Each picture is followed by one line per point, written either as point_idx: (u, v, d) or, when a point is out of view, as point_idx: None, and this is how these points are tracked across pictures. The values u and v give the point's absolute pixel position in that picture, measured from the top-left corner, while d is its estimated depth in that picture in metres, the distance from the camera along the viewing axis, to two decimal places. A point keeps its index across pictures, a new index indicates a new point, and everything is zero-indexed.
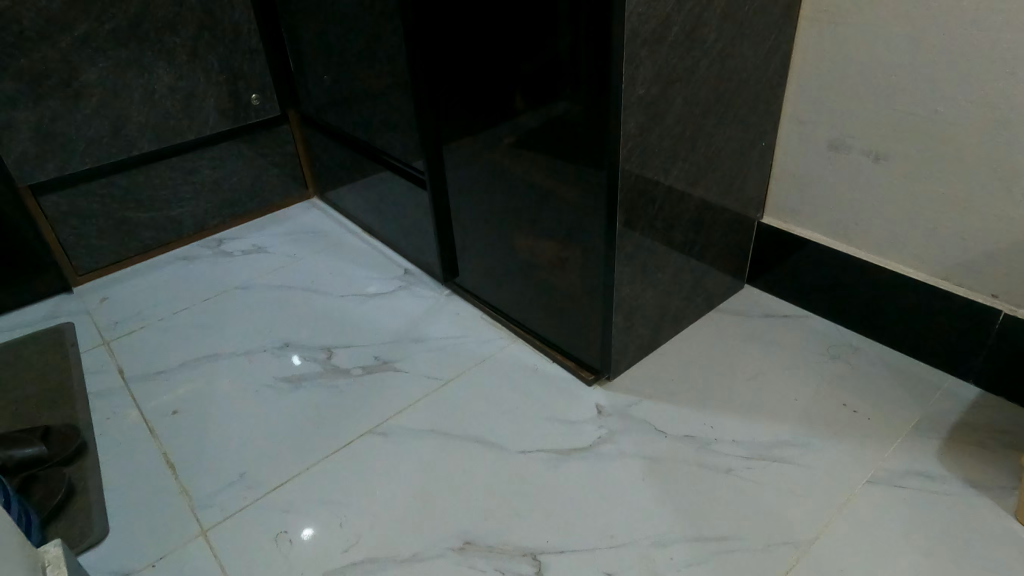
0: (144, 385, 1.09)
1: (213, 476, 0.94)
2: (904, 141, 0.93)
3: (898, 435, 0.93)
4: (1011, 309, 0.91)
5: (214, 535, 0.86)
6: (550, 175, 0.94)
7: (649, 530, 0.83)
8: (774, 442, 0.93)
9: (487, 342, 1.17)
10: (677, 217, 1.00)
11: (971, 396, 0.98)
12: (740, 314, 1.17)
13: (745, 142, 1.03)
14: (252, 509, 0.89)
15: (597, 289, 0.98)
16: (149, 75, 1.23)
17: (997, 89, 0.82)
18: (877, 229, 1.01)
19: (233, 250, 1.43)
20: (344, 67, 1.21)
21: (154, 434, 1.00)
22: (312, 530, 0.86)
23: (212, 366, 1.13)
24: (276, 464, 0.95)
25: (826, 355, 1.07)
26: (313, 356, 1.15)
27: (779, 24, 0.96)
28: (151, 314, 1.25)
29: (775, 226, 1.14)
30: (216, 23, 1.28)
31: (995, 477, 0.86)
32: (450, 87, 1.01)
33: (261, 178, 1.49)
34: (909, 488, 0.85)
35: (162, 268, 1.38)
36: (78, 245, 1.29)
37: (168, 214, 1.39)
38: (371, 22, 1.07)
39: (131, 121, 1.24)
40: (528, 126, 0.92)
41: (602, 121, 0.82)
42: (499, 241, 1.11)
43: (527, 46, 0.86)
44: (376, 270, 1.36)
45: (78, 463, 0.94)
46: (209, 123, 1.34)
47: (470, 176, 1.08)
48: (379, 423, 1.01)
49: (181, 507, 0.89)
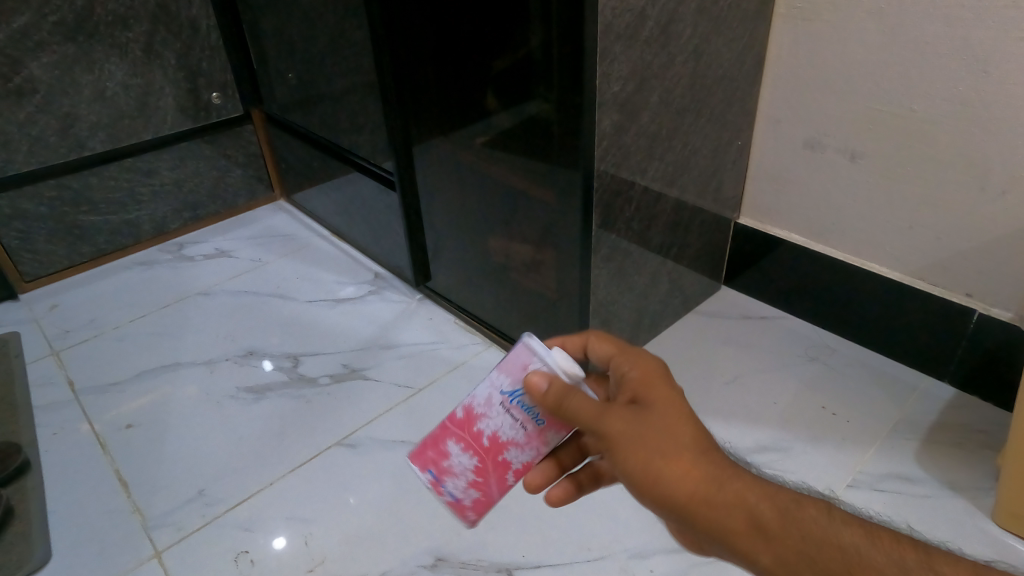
0: (100, 398, 1.03)
1: (168, 493, 0.88)
2: (877, 136, 0.89)
3: (880, 436, 0.89)
4: (986, 309, 0.87)
5: (170, 556, 0.80)
6: (524, 176, 0.88)
7: (630, 541, 0.78)
8: (756, 448, 0.88)
9: (462, 348, 1.11)
10: (654, 217, 0.95)
11: (951, 397, 0.94)
12: (715, 316, 1.13)
13: (721, 139, 0.99)
14: (211, 527, 0.83)
15: (571, 292, 0.92)
16: (99, 70, 1.19)
17: (976, 76, 0.77)
18: (855, 228, 0.97)
19: (193, 255, 1.39)
20: (305, 64, 1.16)
21: (105, 451, 0.94)
22: (275, 548, 0.80)
23: (172, 377, 1.07)
24: (238, 481, 0.89)
25: (803, 358, 1.03)
26: (279, 364, 1.09)
27: (755, 16, 0.91)
28: (105, 322, 1.20)
29: (752, 226, 1.10)
30: (172, 18, 1.23)
31: (975, 478, 0.82)
32: (417, 85, 0.95)
33: (224, 180, 1.45)
34: (892, 495, 0.81)
35: (120, 273, 1.34)
36: (24, 250, 1.24)
37: (125, 217, 1.34)
38: (332, 17, 1.02)
39: (81, 120, 1.20)
40: (500, 126, 0.86)
41: (576, 122, 0.77)
42: (468, 242, 1.06)
43: (494, 43, 0.80)
44: (345, 274, 1.31)
45: (18, 484, 0.90)
46: (167, 122, 1.31)
47: (440, 175, 1.02)
48: (347, 434, 0.95)
49: (134, 527, 0.84)
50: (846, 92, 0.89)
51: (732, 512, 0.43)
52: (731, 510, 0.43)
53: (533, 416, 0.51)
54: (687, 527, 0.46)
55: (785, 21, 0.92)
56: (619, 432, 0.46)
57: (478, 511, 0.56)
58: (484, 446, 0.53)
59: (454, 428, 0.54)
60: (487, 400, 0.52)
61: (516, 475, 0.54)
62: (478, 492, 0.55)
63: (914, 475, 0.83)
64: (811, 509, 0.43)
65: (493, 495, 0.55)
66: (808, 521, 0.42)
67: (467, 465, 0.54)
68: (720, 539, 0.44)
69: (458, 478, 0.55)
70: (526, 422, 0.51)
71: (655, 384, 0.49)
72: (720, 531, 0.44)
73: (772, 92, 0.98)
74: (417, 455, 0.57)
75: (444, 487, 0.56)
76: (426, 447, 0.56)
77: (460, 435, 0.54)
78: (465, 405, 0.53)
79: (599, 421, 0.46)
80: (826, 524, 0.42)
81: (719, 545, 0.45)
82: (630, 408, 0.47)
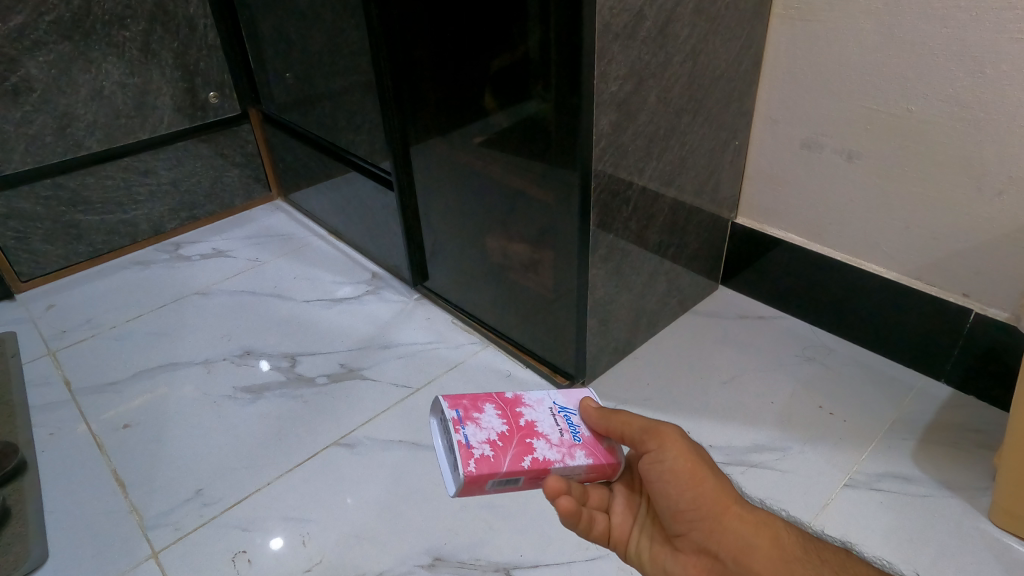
0: (96, 398, 1.03)
1: (166, 493, 0.88)
2: (874, 136, 0.89)
3: (876, 435, 0.89)
4: (983, 309, 0.88)
5: (167, 556, 0.80)
6: (521, 176, 0.88)
7: None
8: (754, 448, 0.88)
9: (460, 348, 1.11)
10: (652, 217, 0.95)
11: (948, 397, 0.94)
12: (712, 316, 1.13)
13: (719, 139, 0.99)
14: (208, 527, 0.83)
15: (569, 292, 0.92)
16: (96, 69, 1.18)
17: (973, 76, 0.78)
18: (852, 228, 0.97)
19: (190, 254, 1.38)
20: (303, 63, 1.16)
21: (102, 451, 0.94)
22: (272, 549, 0.80)
23: (169, 377, 1.07)
24: (235, 481, 0.89)
25: (800, 357, 1.03)
26: (276, 364, 1.09)
27: (752, 16, 0.91)
28: (102, 322, 1.20)
29: (750, 226, 1.10)
30: (169, 18, 1.23)
31: (971, 478, 0.82)
32: (415, 84, 0.95)
33: (221, 179, 1.45)
34: (889, 495, 0.81)
35: (117, 272, 1.33)
36: (20, 250, 1.23)
37: (122, 217, 1.34)
38: (330, 16, 1.02)
39: (78, 119, 1.20)
40: (498, 126, 0.86)
41: (573, 122, 0.77)
42: (466, 242, 1.06)
43: (491, 43, 0.80)
44: (343, 274, 1.31)
45: (14, 484, 0.89)
46: (164, 122, 1.30)
47: (438, 175, 1.02)
48: (345, 434, 0.95)
49: (132, 527, 0.83)
50: (844, 92, 0.90)
51: (758, 529, 0.53)
52: (758, 526, 0.53)
53: (573, 428, 0.60)
54: (712, 543, 0.54)
55: (782, 21, 0.93)
56: (678, 440, 0.56)
57: (475, 471, 0.54)
58: (519, 424, 0.59)
59: (501, 398, 0.60)
60: (539, 400, 0.62)
61: (531, 464, 0.56)
62: (491, 450, 0.55)
63: (911, 475, 0.83)
64: (821, 544, 0.54)
65: (500, 466, 0.55)
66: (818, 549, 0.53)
67: (496, 428, 0.57)
68: (743, 553, 0.52)
69: (480, 430, 0.57)
70: (565, 430, 0.60)
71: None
72: (745, 544, 0.53)
73: (769, 92, 0.99)
74: (449, 395, 0.59)
75: (460, 429, 0.56)
76: (464, 394, 0.60)
77: (502, 406, 0.60)
78: (518, 391, 0.62)
79: (661, 428, 0.56)
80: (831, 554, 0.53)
81: (737, 565, 0.53)
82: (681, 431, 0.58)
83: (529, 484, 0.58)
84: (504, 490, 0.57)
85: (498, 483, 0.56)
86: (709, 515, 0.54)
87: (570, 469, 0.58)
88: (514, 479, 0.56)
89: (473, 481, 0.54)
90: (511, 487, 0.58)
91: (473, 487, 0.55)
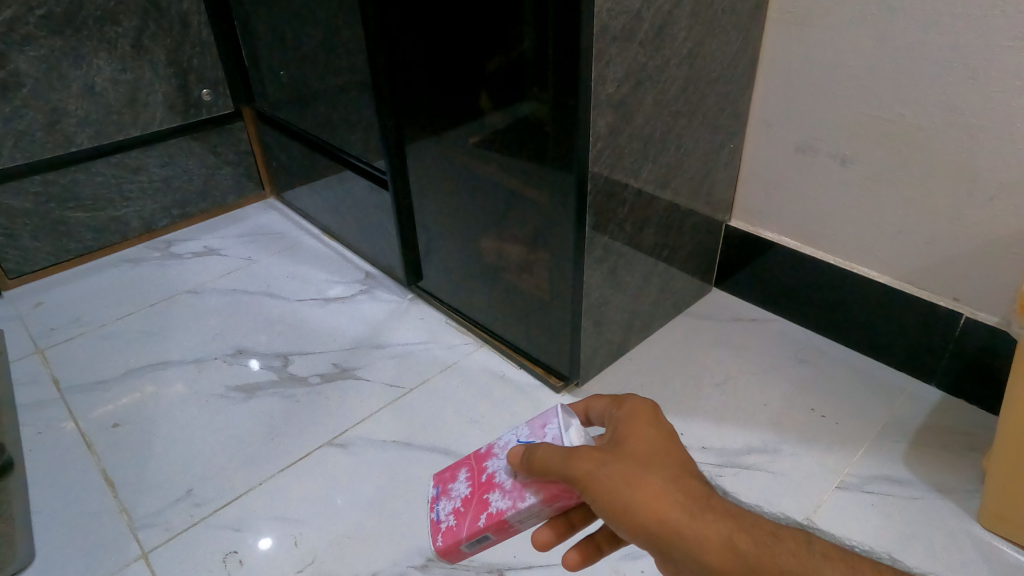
0: (85, 398, 1.02)
1: (155, 493, 0.87)
2: (868, 141, 0.90)
3: (868, 438, 0.90)
4: (973, 313, 0.89)
5: (157, 556, 0.79)
6: (517, 176, 0.88)
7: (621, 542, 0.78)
8: (746, 450, 0.89)
9: (453, 348, 1.10)
10: (647, 220, 0.95)
11: (939, 400, 0.95)
12: (705, 318, 1.14)
13: (714, 142, 0.99)
14: (198, 528, 0.82)
15: (563, 293, 0.92)
16: (86, 65, 1.17)
17: (965, 83, 0.79)
18: (844, 232, 0.98)
19: (182, 253, 1.37)
20: (297, 61, 1.15)
21: (91, 450, 0.93)
22: (263, 550, 0.80)
23: (159, 376, 1.06)
24: (226, 480, 0.88)
25: (792, 359, 1.04)
26: (268, 363, 1.08)
27: (748, 21, 0.92)
28: (91, 320, 1.18)
29: (743, 229, 1.11)
30: (162, 14, 1.22)
31: (961, 481, 0.83)
32: (410, 83, 0.94)
33: (213, 177, 1.43)
34: (879, 497, 0.82)
35: (106, 270, 1.32)
36: (8, 247, 1.22)
37: (112, 214, 1.32)
38: (325, 14, 1.02)
39: (68, 115, 1.18)
40: (493, 126, 0.86)
41: (569, 123, 0.77)
42: (460, 242, 1.05)
43: (487, 43, 0.80)
44: (336, 273, 1.30)
45: None
46: (156, 119, 1.29)
47: (433, 175, 1.02)
48: (337, 434, 0.94)
49: (120, 528, 0.82)
50: (838, 97, 0.90)
51: (705, 545, 0.43)
52: (704, 542, 0.43)
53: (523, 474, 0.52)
54: (667, 561, 0.45)
55: (778, 25, 0.93)
56: (589, 477, 0.46)
57: (443, 544, 0.56)
58: (482, 480, 0.57)
59: (472, 459, 0.59)
60: (505, 445, 0.57)
61: (487, 519, 0.54)
62: (454, 517, 0.56)
63: (901, 477, 0.84)
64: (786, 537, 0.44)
65: (461, 531, 0.55)
66: (782, 554, 0.43)
67: (462, 493, 0.57)
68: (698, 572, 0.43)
69: (451, 499, 0.58)
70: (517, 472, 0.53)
71: (633, 423, 0.50)
72: (695, 562, 0.43)
73: (764, 96, 0.99)
74: (436, 474, 0.63)
75: (436, 505, 0.59)
76: (446, 468, 0.62)
77: (473, 467, 0.59)
78: (488, 444, 0.59)
79: (569, 470, 0.46)
80: (799, 560, 0.42)
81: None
82: (602, 451, 0.48)
83: (505, 535, 0.54)
84: (489, 544, 0.56)
85: (473, 543, 0.56)
86: (646, 539, 0.45)
87: (528, 511, 0.52)
88: (484, 536, 0.55)
89: (448, 551, 0.57)
90: (495, 540, 0.56)
91: (456, 553, 0.58)
